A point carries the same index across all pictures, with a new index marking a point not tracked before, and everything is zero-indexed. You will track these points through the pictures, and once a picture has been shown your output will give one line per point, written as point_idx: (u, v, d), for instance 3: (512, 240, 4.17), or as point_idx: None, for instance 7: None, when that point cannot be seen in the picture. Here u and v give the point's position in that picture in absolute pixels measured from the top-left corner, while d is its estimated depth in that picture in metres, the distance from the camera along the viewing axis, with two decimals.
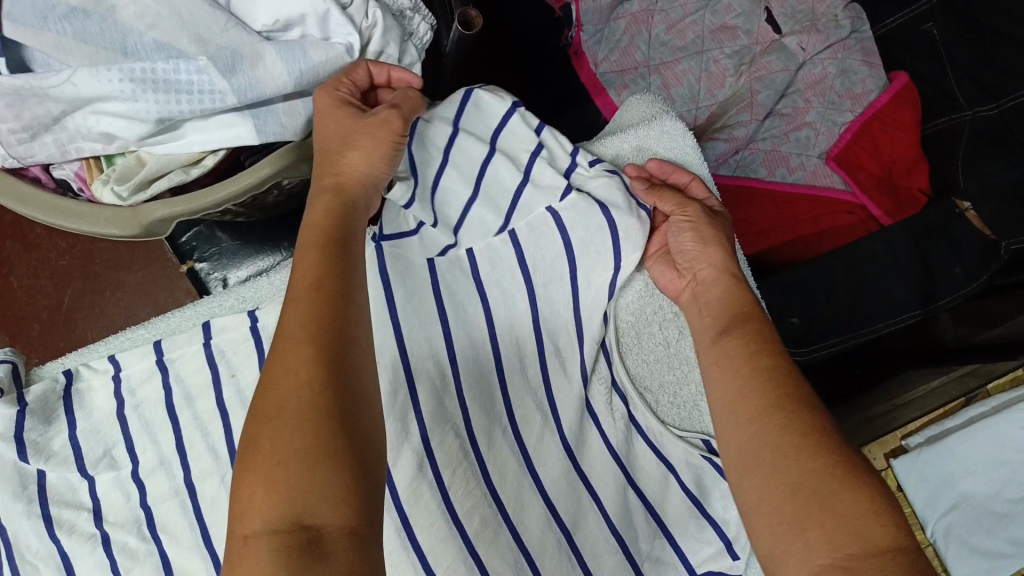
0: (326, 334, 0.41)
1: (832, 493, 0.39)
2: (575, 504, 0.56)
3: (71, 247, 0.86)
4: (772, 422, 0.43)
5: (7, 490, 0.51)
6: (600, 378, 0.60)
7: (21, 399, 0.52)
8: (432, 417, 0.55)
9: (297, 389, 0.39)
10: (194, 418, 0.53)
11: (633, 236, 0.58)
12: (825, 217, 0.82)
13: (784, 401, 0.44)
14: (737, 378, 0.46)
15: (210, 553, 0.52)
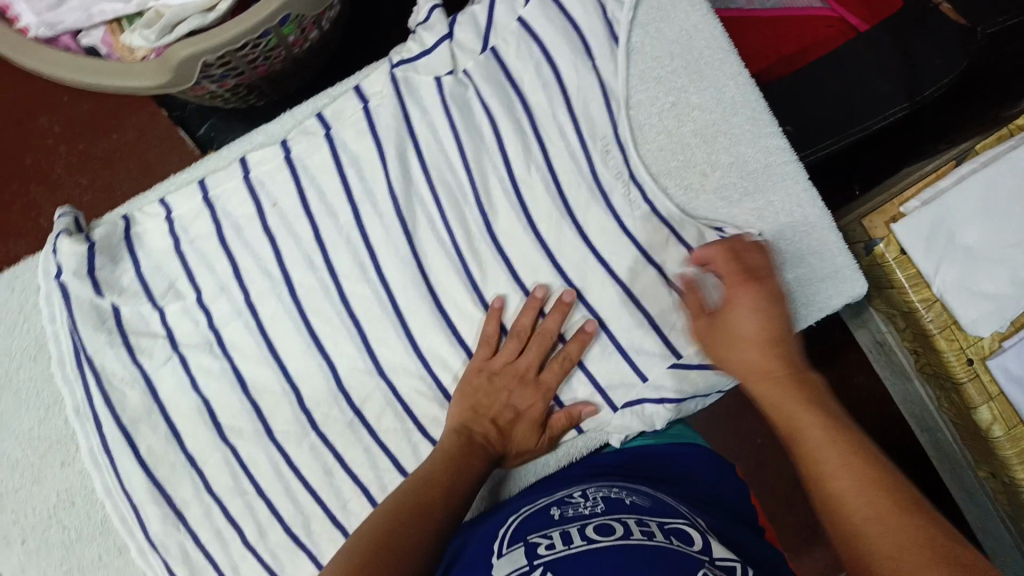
0: (435, 510, 0.50)
1: (910, 542, 0.37)
2: (598, 288, 0.60)
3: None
4: (863, 475, 0.41)
5: (89, 325, 0.58)
6: (616, 173, 0.59)
7: (90, 238, 0.58)
8: (458, 225, 0.60)
9: (411, 516, 0.48)
10: (244, 244, 0.59)
11: (598, 30, 0.59)
12: (809, 33, 0.83)
13: (874, 478, 0.41)
14: (829, 454, 0.43)
15: (278, 363, 0.60)
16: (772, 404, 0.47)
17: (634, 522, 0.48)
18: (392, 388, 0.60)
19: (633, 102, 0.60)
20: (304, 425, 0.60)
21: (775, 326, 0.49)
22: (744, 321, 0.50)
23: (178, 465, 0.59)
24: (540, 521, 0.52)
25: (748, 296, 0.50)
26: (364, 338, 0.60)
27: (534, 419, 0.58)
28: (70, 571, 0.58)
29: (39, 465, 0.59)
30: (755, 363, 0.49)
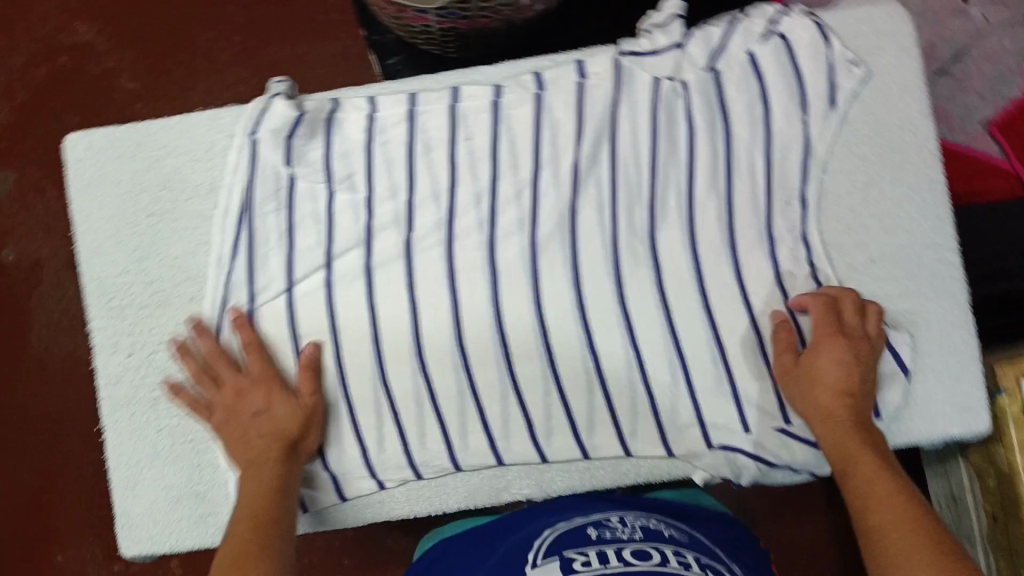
0: (262, 529, 0.52)
1: (923, 548, 0.49)
2: (735, 326, 0.62)
3: (250, 78, 1.03)
4: (912, 520, 0.50)
5: (267, 185, 0.61)
6: (791, 229, 0.62)
7: (301, 109, 0.61)
8: (624, 223, 0.62)
9: (246, 545, 0.50)
10: (428, 164, 0.63)
11: (822, 91, 0.61)
12: (978, 175, 0.84)
13: (914, 508, 0.51)
14: (887, 512, 0.52)
15: (410, 282, 0.62)
16: (836, 446, 0.56)
17: (673, 554, 0.49)
18: (504, 346, 0.62)
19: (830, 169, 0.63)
20: (412, 349, 0.62)
21: (852, 374, 0.58)
22: (830, 370, 0.58)
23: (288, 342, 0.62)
24: (576, 538, 0.52)
25: (834, 344, 0.58)
26: (496, 290, 0.62)
27: (293, 422, 0.58)
28: (157, 397, 0.61)
29: (167, 293, 0.61)
30: (850, 441, 0.56)
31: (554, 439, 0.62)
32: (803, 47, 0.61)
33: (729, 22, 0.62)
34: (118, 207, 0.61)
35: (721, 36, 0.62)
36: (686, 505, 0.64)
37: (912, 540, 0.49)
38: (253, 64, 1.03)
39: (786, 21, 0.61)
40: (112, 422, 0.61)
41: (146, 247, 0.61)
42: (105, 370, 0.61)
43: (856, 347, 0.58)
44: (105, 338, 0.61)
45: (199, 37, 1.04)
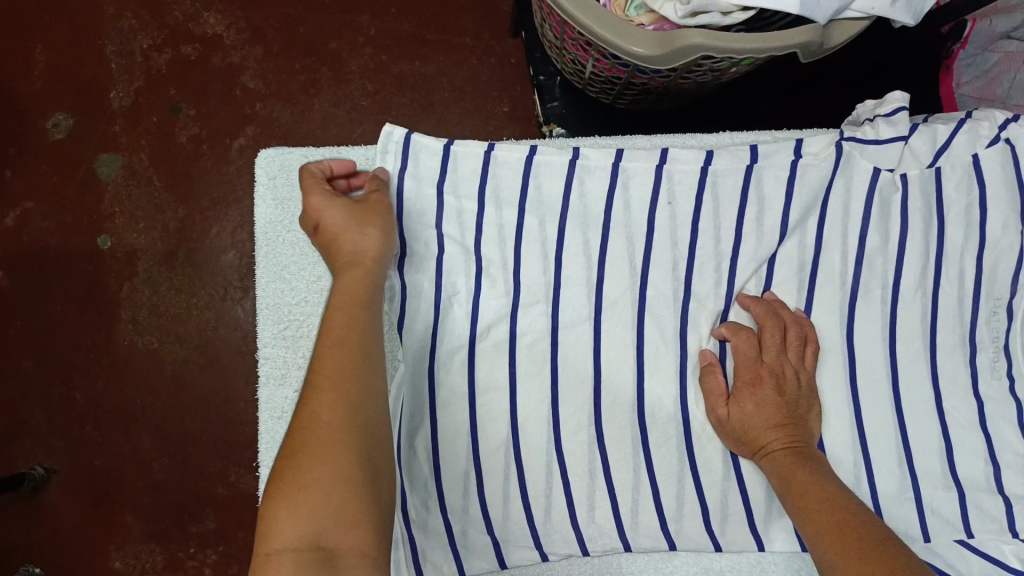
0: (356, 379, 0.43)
1: (879, 564, 0.43)
2: (923, 433, 0.60)
3: (376, 91, 0.98)
4: (844, 538, 0.46)
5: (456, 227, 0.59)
6: (993, 335, 0.60)
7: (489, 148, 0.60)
8: (820, 305, 0.61)
9: (331, 418, 0.41)
10: (626, 222, 0.60)
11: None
12: None
13: (843, 525, 0.47)
14: (824, 522, 0.48)
15: (594, 346, 0.59)
16: (778, 471, 0.53)
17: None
18: (685, 425, 0.60)
19: None
20: (589, 417, 0.59)
21: (773, 415, 0.55)
22: (752, 417, 0.55)
23: (462, 396, 0.59)
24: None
25: (754, 389, 0.56)
26: (684, 364, 0.60)
27: (350, 228, 0.49)
28: None
29: None
30: (798, 473, 0.52)
31: (727, 527, 0.59)
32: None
33: (958, 123, 0.60)
34: (305, 231, 0.58)
35: (947, 135, 0.60)
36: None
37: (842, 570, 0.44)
38: (382, 77, 0.98)
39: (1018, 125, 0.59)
40: (269, 460, 0.57)
41: (331, 278, 0.58)
42: (267, 403, 0.57)
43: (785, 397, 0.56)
44: (274, 369, 0.57)
45: (325, 44, 0.99)
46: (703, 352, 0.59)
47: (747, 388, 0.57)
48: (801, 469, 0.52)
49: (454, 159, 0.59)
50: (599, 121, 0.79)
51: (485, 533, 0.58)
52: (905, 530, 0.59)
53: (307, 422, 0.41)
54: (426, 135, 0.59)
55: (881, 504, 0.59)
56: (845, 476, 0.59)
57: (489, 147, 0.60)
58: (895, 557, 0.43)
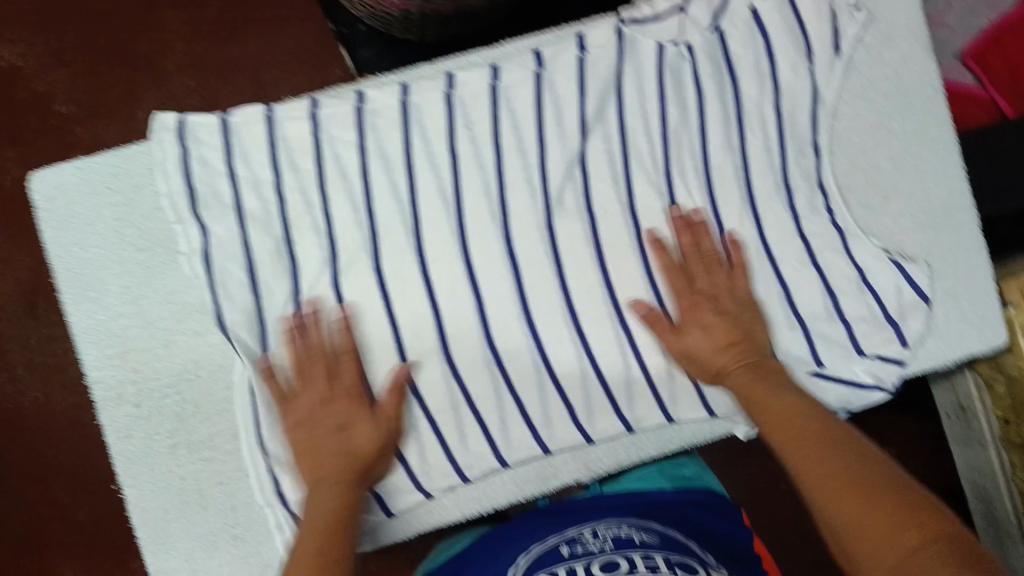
0: (328, 556, 0.47)
1: (878, 461, 0.47)
2: (763, 284, 0.61)
3: (197, 86, 0.94)
4: (838, 438, 0.50)
5: (255, 206, 0.57)
6: (806, 176, 0.62)
7: (269, 108, 0.57)
8: (641, 192, 0.61)
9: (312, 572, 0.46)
10: (427, 150, 0.58)
11: (824, 36, 0.60)
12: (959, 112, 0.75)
13: (835, 428, 0.51)
14: (809, 424, 0.51)
15: (428, 284, 0.58)
16: (740, 387, 0.56)
17: (640, 557, 0.50)
18: (536, 340, 0.60)
19: (840, 112, 0.62)
20: (440, 358, 0.59)
21: (722, 338, 0.57)
22: (702, 345, 0.58)
23: (309, 370, 0.57)
24: (551, 558, 0.54)
25: (696, 316, 0.58)
26: (519, 279, 0.59)
27: (346, 441, 0.54)
28: (177, 444, 0.56)
29: (171, 330, 0.56)
30: (757, 388, 0.55)
31: (595, 419, 0.61)
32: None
33: None
34: (100, 245, 0.56)
35: None
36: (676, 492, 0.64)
37: (818, 467, 0.48)
38: (200, 70, 0.94)
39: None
40: (131, 478, 0.56)
41: (141, 284, 0.56)
42: (110, 425, 0.56)
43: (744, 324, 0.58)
44: (108, 390, 0.56)
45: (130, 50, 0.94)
46: (634, 303, 0.59)
47: (700, 315, 0.58)
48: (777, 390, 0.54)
49: (236, 131, 0.56)
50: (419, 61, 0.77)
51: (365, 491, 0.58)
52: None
53: None
54: (196, 115, 0.56)
55: None
56: None
57: (268, 110, 0.57)
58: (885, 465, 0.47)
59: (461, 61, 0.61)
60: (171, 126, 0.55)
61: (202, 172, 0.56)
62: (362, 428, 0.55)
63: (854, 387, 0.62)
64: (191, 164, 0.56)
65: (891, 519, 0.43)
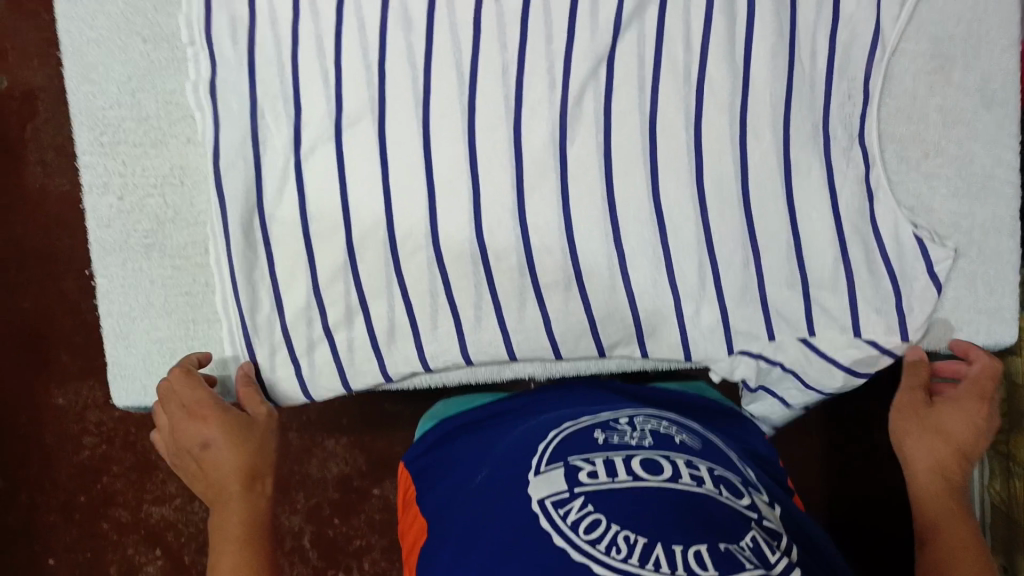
0: None
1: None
2: (772, 230, 0.58)
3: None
4: (961, 544, 0.54)
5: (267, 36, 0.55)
6: (848, 125, 0.57)
7: None
8: (665, 103, 0.57)
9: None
10: (452, 22, 0.56)
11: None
12: None
13: (964, 533, 0.55)
14: (947, 520, 0.56)
15: (427, 157, 0.57)
16: (920, 479, 0.58)
17: (684, 464, 0.43)
18: (525, 240, 0.59)
19: (900, 48, 0.57)
20: (427, 237, 0.58)
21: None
22: (924, 451, 0.58)
23: (293, 226, 0.57)
24: (581, 441, 0.45)
25: (959, 409, 0.58)
26: (520, 172, 0.58)
27: (211, 451, 0.54)
28: (151, 246, 0.57)
29: (163, 132, 0.56)
30: (943, 489, 0.57)
31: (568, 324, 0.60)
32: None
33: None
34: (107, 29, 0.55)
35: None
36: (700, 399, 0.61)
37: (946, 571, 0.53)
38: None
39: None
40: (103, 268, 0.58)
41: (139, 79, 0.56)
42: (93, 212, 0.57)
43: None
44: (95, 177, 0.56)
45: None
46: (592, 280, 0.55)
47: (953, 405, 0.58)
48: (943, 486, 0.57)
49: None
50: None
51: (328, 352, 0.60)
52: (750, 330, 0.60)
53: None
54: None
55: (727, 304, 0.60)
56: (690, 275, 0.59)
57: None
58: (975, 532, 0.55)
59: None
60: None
61: None
62: (223, 456, 0.54)
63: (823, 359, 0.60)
64: None
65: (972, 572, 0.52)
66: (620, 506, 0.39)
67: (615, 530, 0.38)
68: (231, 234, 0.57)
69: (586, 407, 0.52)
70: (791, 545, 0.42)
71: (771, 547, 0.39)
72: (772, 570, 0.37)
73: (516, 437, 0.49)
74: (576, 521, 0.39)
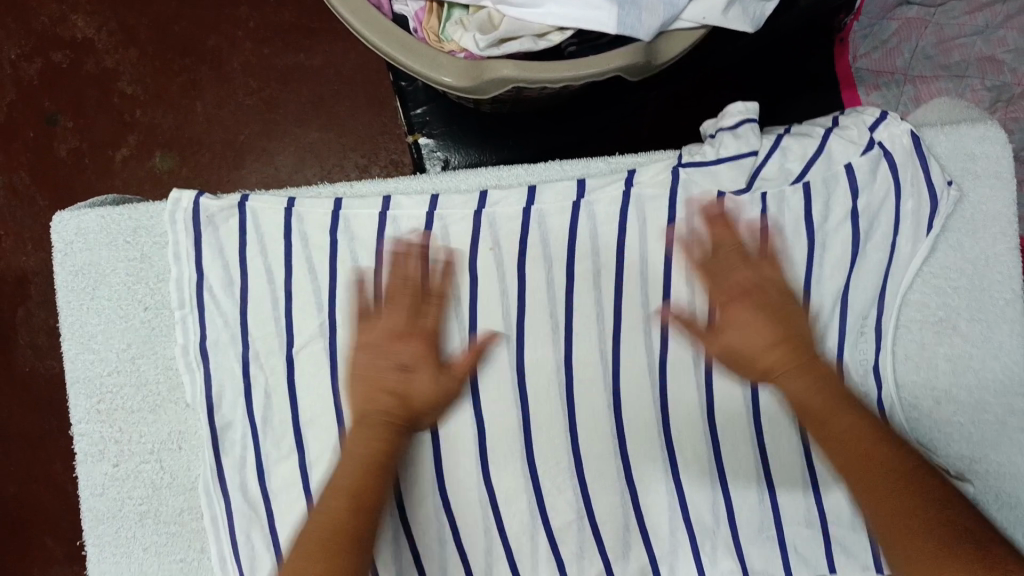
0: (374, 463, 0.52)
1: (944, 553, 0.45)
2: (790, 473, 0.57)
3: (261, 88, 0.92)
4: (926, 522, 0.47)
5: (264, 295, 0.55)
6: (861, 361, 0.58)
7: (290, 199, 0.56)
8: (675, 347, 0.57)
9: (360, 469, 0.51)
10: (450, 271, 0.56)
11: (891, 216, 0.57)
12: None
13: (907, 492, 0.48)
14: (884, 473, 0.49)
15: None
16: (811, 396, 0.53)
17: None
18: (534, 481, 0.57)
19: (909, 298, 0.59)
20: (433, 481, 0.57)
21: (763, 333, 0.54)
22: (746, 318, 0.55)
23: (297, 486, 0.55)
24: None
25: (741, 286, 0.55)
26: (526, 418, 0.57)
27: (387, 335, 0.54)
28: (146, 514, 0.55)
29: (161, 398, 0.55)
30: (829, 397, 0.53)
31: (583, 569, 0.58)
32: (903, 155, 0.56)
33: (825, 133, 0.57)
34: (109, 298, 0.55)
35: (813, 150, 0.57)
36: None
37: (915, 533, 0.47)
38: (266, 71, 0.92)
39: (884, 131, 0.56)
40: (95, 536, 0.55)
41: (137, 345, 0.55)
42: (87, 479, 0.55)
43: (760, 275, 0.55)
44: (91, 444, 0.55)
45: (201, 40, 0.92)
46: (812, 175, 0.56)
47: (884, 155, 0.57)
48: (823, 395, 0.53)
49: (254, 215, 0.55)
50: (470, 131, 0.72)
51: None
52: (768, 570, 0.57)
53: (316, 528, 0.49)
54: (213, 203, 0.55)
55: (741, 544, 0.57)
56: (704, 516, 0.57)
57: (290, 201, 0.55)
58: (920, 467, 0.50)
59: (510, 174, 0.58)
60: (187, 206, 0.54)
61: (213, 255, 0.55)
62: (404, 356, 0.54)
63: None
64: (203, 247, 0.55)
65: (915, 529, 0.47)
66: None
67: None
68: (232, 503, 0.55)
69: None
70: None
71: None
72: None
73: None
74: None
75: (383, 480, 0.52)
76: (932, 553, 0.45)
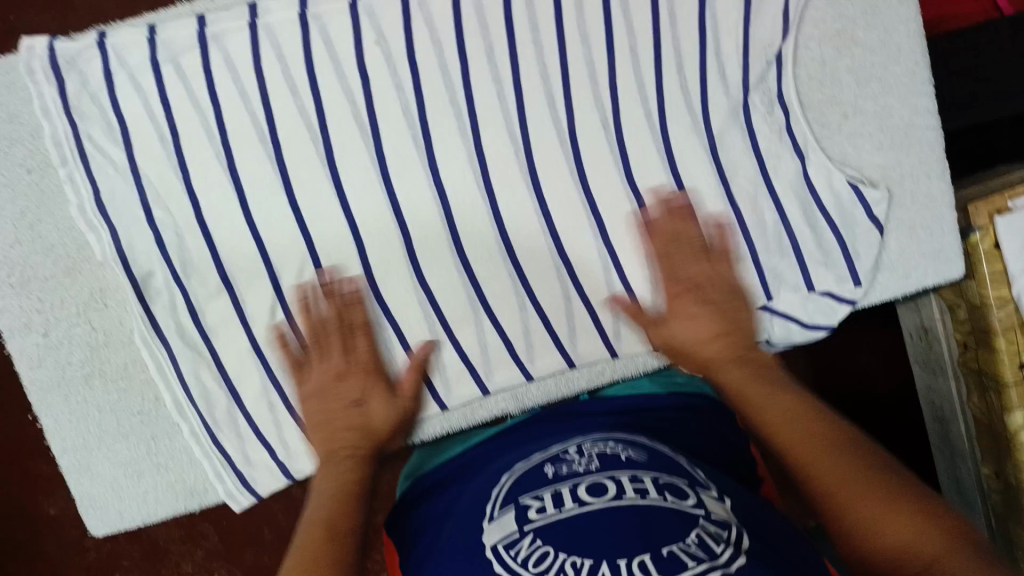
0: (334, 531, 0.47)
1: (918, 519, 0.43)
2: (716, 214, 0.58)
3: None
4: (903, 514, 0.43)
5: (151, 134, 0.53)
6: (766, 90, 0.57)
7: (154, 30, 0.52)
8: (581, 113, 0.56)
9: (340, 495, 0.50)
10: (338, 74, 0.54)
11: None
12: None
13: (871, 478, 0.45)
14: (797, 429, 0.49)
15: (348, 219, 0.55)
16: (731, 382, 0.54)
17: (628, 481, 0.41)
18: (468, 271, 0.57)
19: (807, 17, 0.58)
20: (366, 287, 0.56)
21: (708, 329, 0.55)
22: (685, 333, 0.56)
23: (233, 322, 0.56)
24: (532, 480, 0.44)
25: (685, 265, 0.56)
26: (449, 212, 0.56)
27: (353, 386, 0.55)
28: (90, 375, 0.56)
29: (73, 259, 0.55)
30: (751, 388, 0.53)
31: (531, 345, 0.59)
32: None
33: None
34: None
35: None
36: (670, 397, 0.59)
37: (873, 508, 0.44)
38: None
39: None
40: (45, 408, 0.56)
41: (35, 210, 0.54)
42: (20, 355, 0.55)
43: (716, 271, 0.56)
44: (13, 320, 0.54)
45: None
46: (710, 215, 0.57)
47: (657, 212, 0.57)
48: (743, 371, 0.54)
49: (116, 53, 0.52)
50: None
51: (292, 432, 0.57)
52: None
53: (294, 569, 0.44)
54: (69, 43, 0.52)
55: None
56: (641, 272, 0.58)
57: (151, 31, 0.52)
58: (847, 436, 0.49)
59: None
60: (41, 53, 0.51)
61: (88, 101, 0.52)
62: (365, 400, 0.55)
63: (788, 322, 0.59)
64: (74, 96, 0.52)
65: (848, 494, 0.45)
66: (566, 533, 0.39)
67: (564, 557, 0.38)
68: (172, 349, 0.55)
69: (542, 443, 0.51)
70: (746, 533, 0.40)
71: (717, 538, 0.38)
72: (720, 560, 0.37)
73: (474, 492, 0.47)
74: (526, 557, 0.38)
75: (353, 519, 0.49)
76: (872, 507, 0.44)
